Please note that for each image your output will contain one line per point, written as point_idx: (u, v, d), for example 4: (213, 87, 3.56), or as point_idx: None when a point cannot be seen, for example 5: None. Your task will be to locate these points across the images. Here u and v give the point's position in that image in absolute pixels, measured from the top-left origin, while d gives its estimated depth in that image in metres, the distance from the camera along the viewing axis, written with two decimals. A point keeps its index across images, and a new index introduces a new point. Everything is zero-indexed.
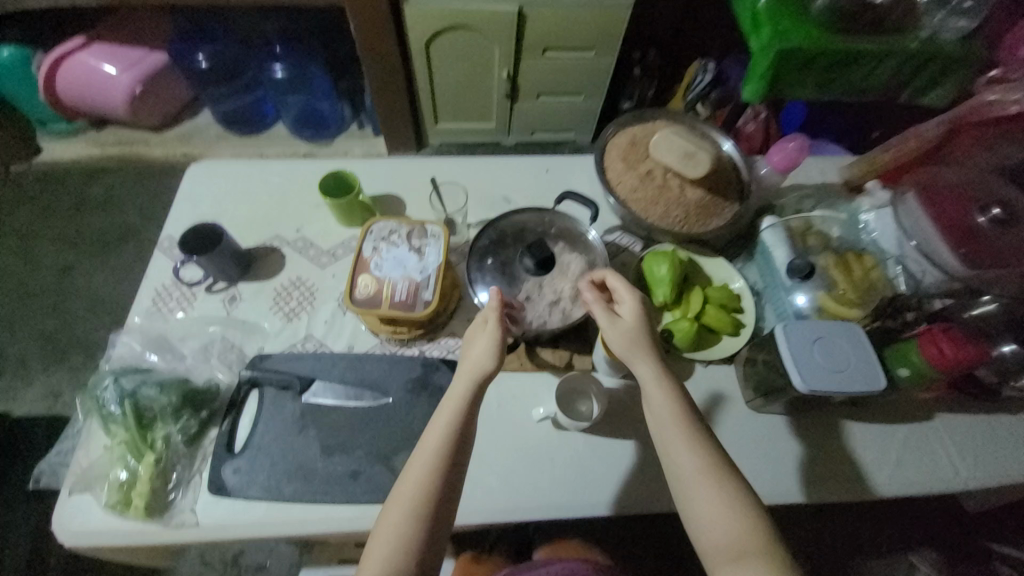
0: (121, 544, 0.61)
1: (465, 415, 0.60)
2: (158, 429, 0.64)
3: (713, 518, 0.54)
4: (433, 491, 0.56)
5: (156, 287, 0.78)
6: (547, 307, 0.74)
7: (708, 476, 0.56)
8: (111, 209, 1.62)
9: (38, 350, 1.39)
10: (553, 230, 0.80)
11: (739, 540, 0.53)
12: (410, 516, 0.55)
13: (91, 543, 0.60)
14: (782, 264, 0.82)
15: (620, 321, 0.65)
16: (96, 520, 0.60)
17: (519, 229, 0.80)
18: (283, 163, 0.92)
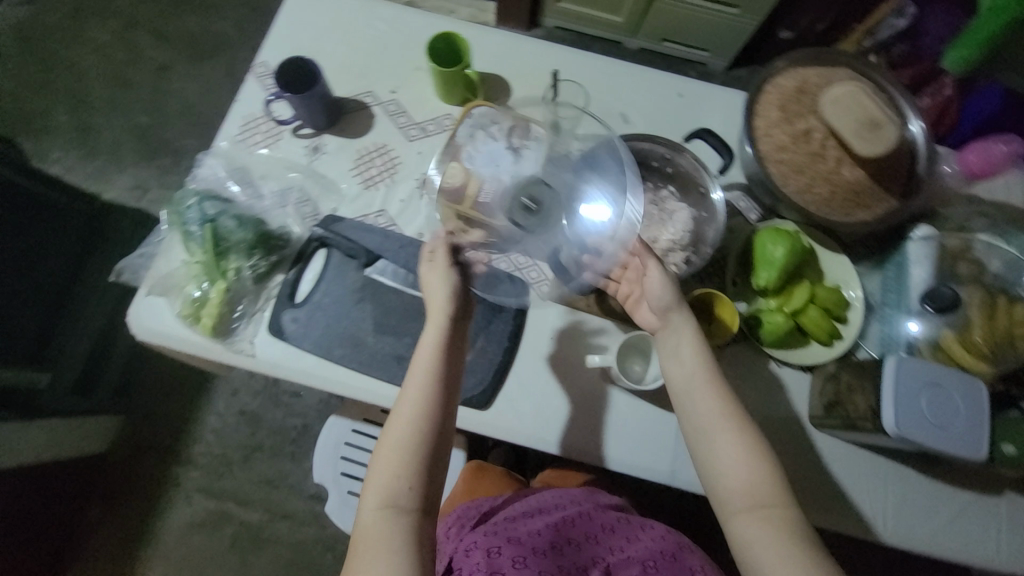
0: (185, 351, 0.66)
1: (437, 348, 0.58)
2: (230, 260, 0.65)
3: (735, 472, 0.55)
4: (422, 428, 0.54)
5: (245, 116, 0.75)
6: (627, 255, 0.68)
7: (744, 443, 0.56)
8: (211, 13, 1.56)
9: (133, 141, 1.46)
10: (668, 171, 0.71)
11: (762, 491, 0.54)
12: (405, 433, 0.54)
13: (162, 342, 0.65)
14: (914, 285, 0.70)
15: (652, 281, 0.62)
16: (167, 325, 0.65)
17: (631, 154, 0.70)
18: (392, 9, 0.81)
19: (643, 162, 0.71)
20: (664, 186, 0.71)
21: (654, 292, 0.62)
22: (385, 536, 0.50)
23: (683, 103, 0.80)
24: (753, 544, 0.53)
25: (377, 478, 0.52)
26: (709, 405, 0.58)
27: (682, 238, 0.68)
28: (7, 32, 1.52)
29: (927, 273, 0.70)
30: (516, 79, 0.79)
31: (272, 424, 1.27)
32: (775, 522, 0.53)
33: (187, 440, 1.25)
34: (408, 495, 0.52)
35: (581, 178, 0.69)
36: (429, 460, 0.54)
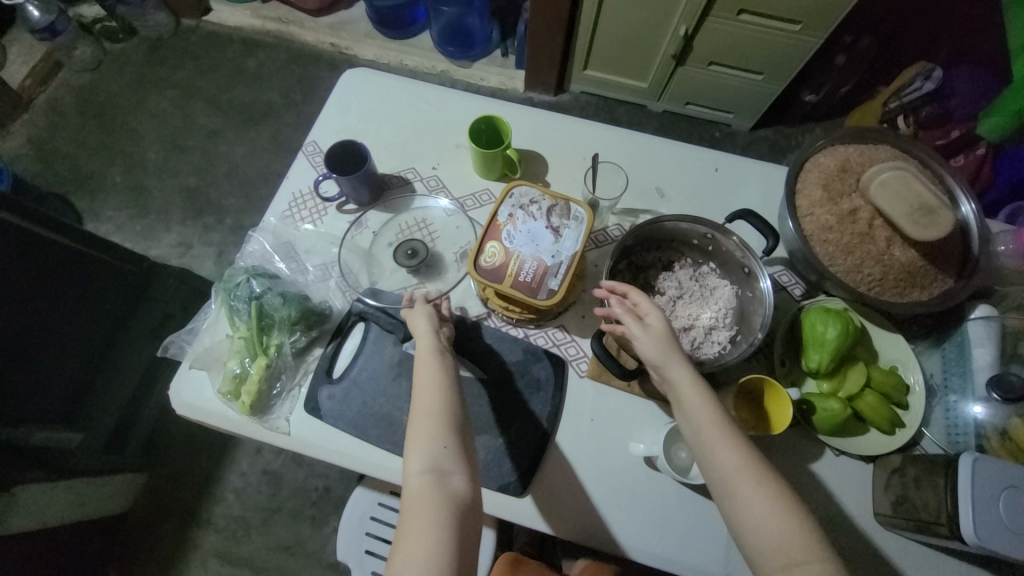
0: (222, 426, 0.66)
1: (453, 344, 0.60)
2: (273, 336, 0.66)
3: (758, 524, 0.49)
4: (451, 407, 0.55)
5: (293, 192, 0.79)
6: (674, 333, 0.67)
7: (752, 473, 0.51)
8: (261, 84, 1.69)
9: (180, 201, 1.54)
10: (710, 248, 0.70)
11: (789, 545, 0.48)
12: (440, 415, 0.54)
13: (200, 418, 0.65)
14: (980, 370, 0.65)
15: (651, 328, 0.59)
16: (207, 400, 0.65)
17: (669, 230, 0.70)
18: (434, 91, 0.86)
19: (683, 239, 0.71)
20: (704, 263, 0.71)
21: (642, 349, 0.58)
22: (427, 514, 0.48)
23: (719, 177, 0.80)
24: None
25: (415, 449, 0.52)
26: (703, 417, 0.54)
27: (726, 315, 0.68)
28: (76, 102, 1.66)
29: (991, 356, 0.65)
30: (552, 156, 0.81)
31: (294, 484, 1.24)
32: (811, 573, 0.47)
33: (209, 500, 1.23)
34: (444, 456, 0.52)
35: (619, 256, 0.69)
36: (462, 432, 0.54)
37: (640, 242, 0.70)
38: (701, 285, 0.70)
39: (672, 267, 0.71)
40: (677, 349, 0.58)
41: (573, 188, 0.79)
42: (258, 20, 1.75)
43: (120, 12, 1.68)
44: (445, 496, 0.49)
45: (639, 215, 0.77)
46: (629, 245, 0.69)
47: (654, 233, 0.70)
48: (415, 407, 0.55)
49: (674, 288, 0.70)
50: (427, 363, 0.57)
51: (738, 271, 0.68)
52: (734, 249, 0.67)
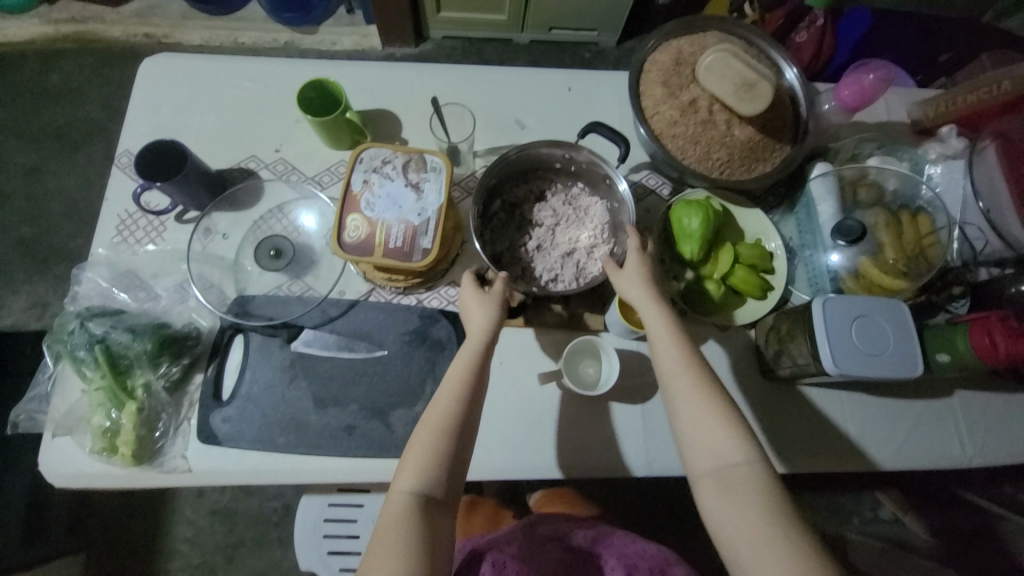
0: (110, 486, 0.60)
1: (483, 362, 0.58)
2: (136, 376, 0.60)
3: (708, 439, 0.53)
4: (458, 422, 0.54)
5: (118, 214, 0.69)
6: (559, 258, 0.68)
7: (712, 392, 0.55)
8: (73, 100, 1.44)
9: (18, 256, 1.32)
10: (574, 168, 0.70)
11: (732, 452, 0.52)
12: (441, 434, 0.53)
13: (81, 485, 0.59)
14: (826, 222, 0.72)
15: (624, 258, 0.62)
16: (83, 465, 0.59)
17: (529, 159, 0.69)
18: (252, 66, 0.76)
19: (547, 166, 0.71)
20: (573, 183, 0.71)
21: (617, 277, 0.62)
22: (398, 530, 0.49)
23: (574, 96, 0.80)
24: (727, 513, 0.49)
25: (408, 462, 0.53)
26: (660, 333, 0.58)
27: (604, 230, 0.69)
28: None
29: (834, 208, 0.72)
30: (403, 110, 0.76)
31: (250, 513, 1.19)
32: (752, 486, 0.50)
33: (161, 558, 1.15)
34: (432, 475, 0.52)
35: (489, 199, 0.69)
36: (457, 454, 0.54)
37: (505, 179, 0.69)
38: (574, 205, 0.70)
39: (546, 198, 0.71)
40: (647, 276, 0.61)
41: (432, 138, 0.75)
42: (44, 24, 1.46)
43: None
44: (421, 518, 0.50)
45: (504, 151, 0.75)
46: (495, 184, 0.68)
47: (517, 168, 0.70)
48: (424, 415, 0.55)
49: (553, 217, 0.70)
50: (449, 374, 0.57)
51: (603, 184, 0.69)
52: (591, 163, 0.67)
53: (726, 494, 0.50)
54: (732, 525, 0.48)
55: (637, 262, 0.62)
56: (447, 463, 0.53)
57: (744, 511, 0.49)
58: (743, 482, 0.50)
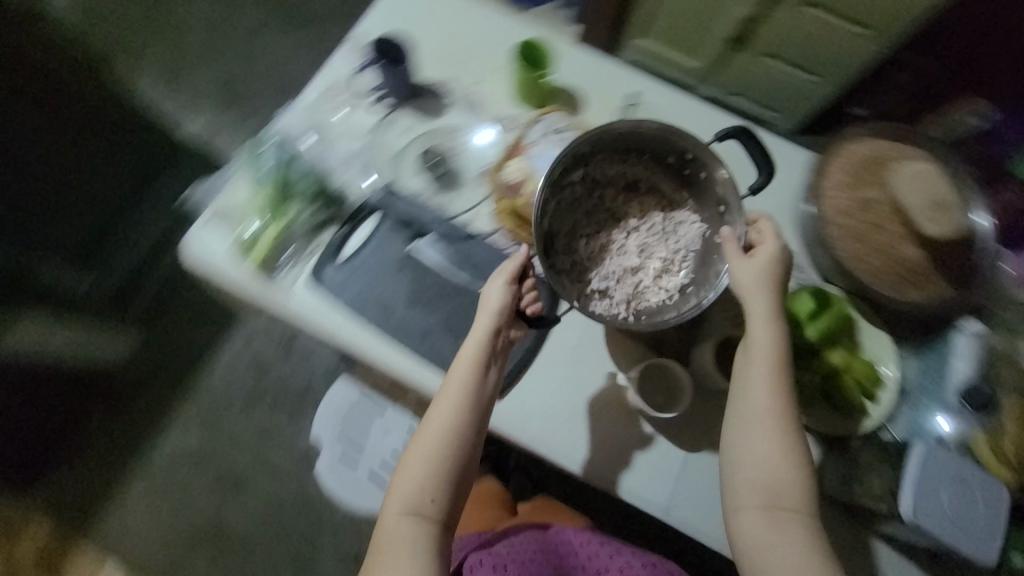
0: (228, 280, 0.69)
1: (481, 378, 0.60)
2: (292, 204, 0.69)
3: (761, 463, 0.59)
4: (457, 437, 0.58)
5: (330, 77, 0.78)
6: (625, 255, 0.70)
7: (778, 426, 0.59)
8: None
9: (215, 84, 1.53)
10: (686, 171, 0.69)
11: (782, 488, 0.58)
12: (438, 451, 0.57)
13: (210, 268, 0.68)
14: (956, 380, 0.68)
15: (754, 259, 0.63)
16: (219, 253, 0.68)
17: (638, 138, 0.67)
18: (478, 8, 0.82)
19: (659, 157, 0.70)
20: (676, 189, 0.71)
21: (738, 270, 0.63)
22: (405, 541, 0.55)
23: (751, 151, 0.80)
24: (764, 536, 0.57)
25: (407, 485, 0.57)
26: (759, 351, 0.61)
27: (686, 257, 0.69)
28: None
29: (969, 370, 0.68)
30: (589, 100, 0.80)
31: (279, 376, 1.29)
32: (791, 526, 0.57)
33: (196, 374, 1.28)
34: (430, 495, 0.57)
35: (573, 163, 0.67)
36: (462, 467, 0.58)
37: (601, 151, 0.68)
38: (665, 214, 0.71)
39: (637, 189, 0.72)
40: (772, 286, 0.62)
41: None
42: None
43: None
44: (430, 527, 0.56)
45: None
46: (587, 152, 0.67)
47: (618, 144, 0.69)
48: (425, 428, 0.59)
49: (637, 218, 0.71)
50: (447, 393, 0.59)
51: (713, 206, 0.68)
52: (712, 179, 0.66)
53: (778, 523, 0.57)
54: (770, 549, 0.57)
55: (768, 261, 0.63)
56: (447, 477, 0.57)
57: (780, 541, 0.57)
58: (791, 515, 0.58)
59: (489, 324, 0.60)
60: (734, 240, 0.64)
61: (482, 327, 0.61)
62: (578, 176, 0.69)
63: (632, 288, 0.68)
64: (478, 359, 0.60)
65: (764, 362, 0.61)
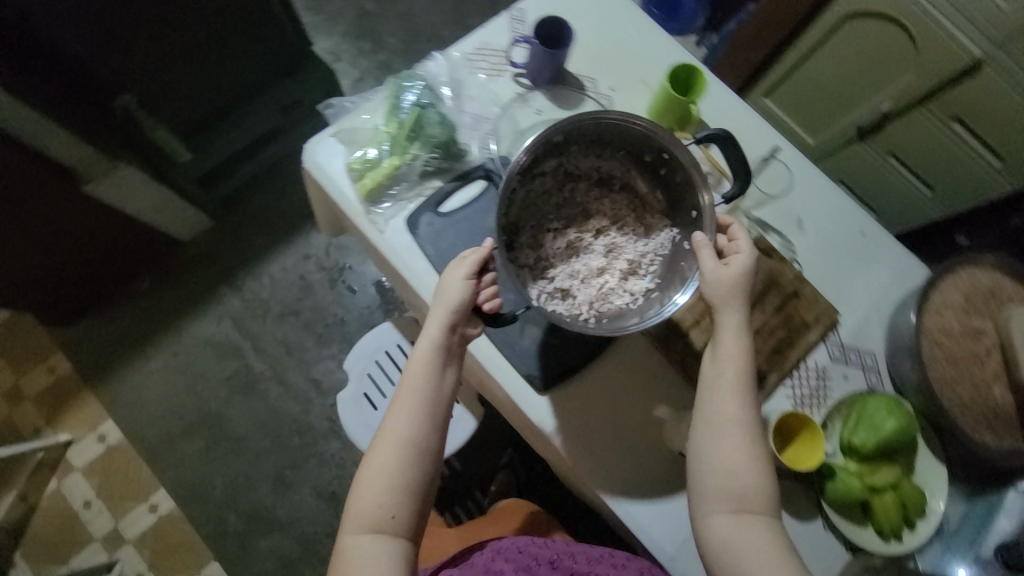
0: (332, 194, 0.71)
1: (436, 373, 0.62)
2: (415, 146, 0.71)
3: (728, 458, 0.60)
4: (416, 438, 0.61)
5: (483, 40, 0.80)
6: (591, 256, 0.72)
7: (740, 428, 0.60)
8: None
9: (351, 14, 1.60)
10: (660, 172, 0.71)
11: (748, 496, 0.59)
12: (395, 460, 0.60)
13: (320, 178, 0.71)
14: (995, 534, 0.63)
15: (723, 268, 0.64)
16: (334, 167, 0.71)
17: (615, 134, 0.69)
18: (644, 16, 0.82)
19: (635, 155, 0.72)
20: (649, 191, 0.73)
21: (715, 280, 0.64)
22: (367, 552, 0.58)
23: (862, 242, 0.78)
24: (734, 534, 0.58)
25: (364, 501, 0.59)
26: (727, 364, 0.62)
27: (652, 261, 0.71)
28: None
29: (1014, 528, 0.62)
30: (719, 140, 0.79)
31: (319, 300, 1.33)
32: (757, 526, 0.58)
33: (247, 272, 1.33)
34: (391, 507, 0.59)
35: (547, 155, 0.69)
36: (424, 468, 0.61)
37: (577, 144, 0.70)
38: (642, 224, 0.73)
39: (609, 186, 0.74)
40: (740, 297, 0.63)
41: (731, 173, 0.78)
42: None
43: None
44: (393, 537, 0.59)
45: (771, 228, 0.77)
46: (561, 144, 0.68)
47: (594, 138, 0.71)
48: (384, 435, 0.61)
49: (608, 216, 0.74)
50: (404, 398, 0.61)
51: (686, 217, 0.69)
52: (688, 188, 0.67)
53: (736, 515, 0.58)
54: (744, 555, 0.57)
55: (740, 268, 0.64)
56: (407, 486, 0.60)
57: (750, 537, 0.58)
58: (755, 505, 0.59)
59: (443, 320, 0.63)
60: (710, 247, 0.64)
61: (436, 320, 0.63)
62: (551, 167, 0.71)
63: (596, 290, 0.70)
64: (432, 355, 0.62)
65: (731, 366, 0.62)
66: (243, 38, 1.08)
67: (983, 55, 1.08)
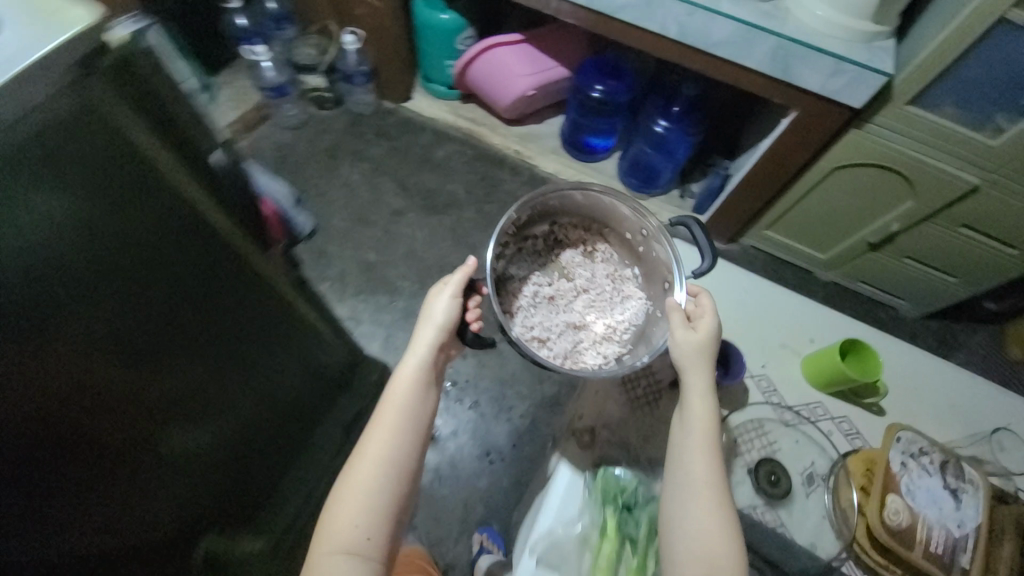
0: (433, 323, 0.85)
1: (412, 393, 0.81)
2: (535, 283, 1.14)
3: (694, 506, 0.73)
4: (396, 454, 0.78)
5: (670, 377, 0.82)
6: (573, 312, 1.13)
7: (711, 474, 0.75)
8: (446, 176, 1.80)
9: (356, 273, 1.59)
10: (636, 248, 1.08)
11: (714, 542, 0.70)
12: (373, 473, 0.76)
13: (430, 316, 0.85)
14: None
15: (692, 332, 0.82)
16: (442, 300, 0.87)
17: (594, 205, 1.04)
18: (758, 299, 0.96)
19: (620, 235, 1.09)
20: (630, 267, 1.11)
21: (687, 343, 0.81)
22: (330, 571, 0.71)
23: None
24: (692, 546, 0.71)
25: (343, 515, 0.74)
26: (700, 410, 0.77)
27: (626, 330, 1.08)
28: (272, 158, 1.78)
29: None
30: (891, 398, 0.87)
31: None
32: (722, 549, 0.70)
33: None
34: (364, 529, 0.73)
35: (547, 220, 1.11)
36: (393, 490, 0.76)
37: (571, 223, 1.12)
38: (619, 275, 1.12)
39: (591, 249, 1.13)
40: (704, 362, 0.81)
41: None
42: (454, 117, 1.88)
43: (336, 86, 1.82)
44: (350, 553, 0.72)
45: (987, 465, 0.83)
46: (554, 220, 1.11)
47: (582, 216, 1.11)
48: (361, 450, 0.78)
49: (588, 285, 1.14)
50: (387, 412, 0.80)
51: (658, 285, 1.04)
52: (659, 267, 1.02)
53: (705, 551, 0.70)
54: (697, 558, 0.70)
55: (708, 334, 0.82)
56: (384, 500, 0.75)
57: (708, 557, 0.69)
58: (720, 538, 0.70)
59: (433, 336, 0.85)
60: (681, 316, 0.84)
61: (422, 348, 0.85)
62: (544, 231, 1.12)
63: (571, 344, 1.10)
64: (417, 370, 0.83)
65: (698, 409, 0.78)
66: (261, 340, 0.85)
67: (975, 184, 1.20)
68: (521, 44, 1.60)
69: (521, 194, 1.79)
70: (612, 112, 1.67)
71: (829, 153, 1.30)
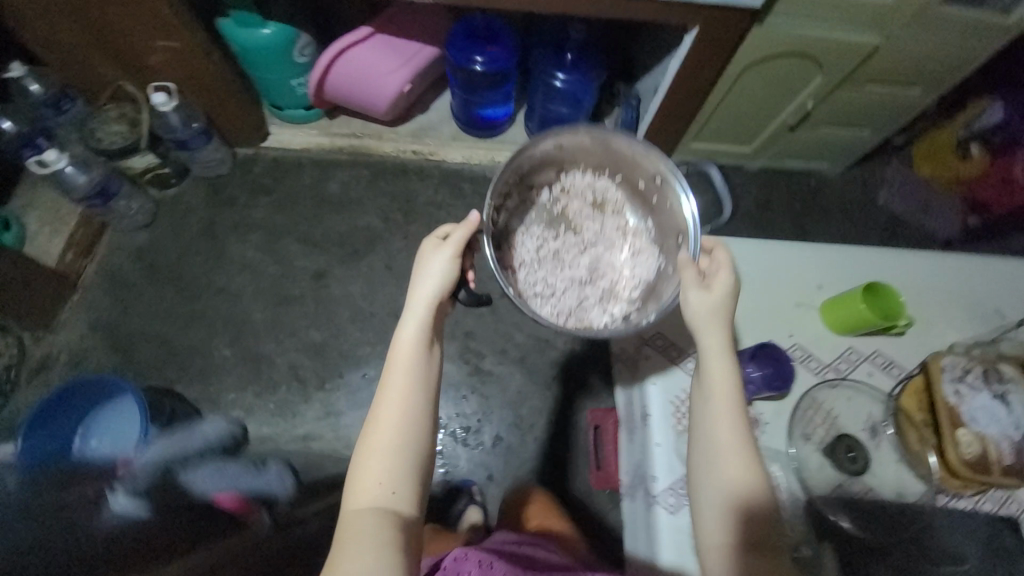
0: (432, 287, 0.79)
1: (414, 365, 0.76)
2: (542, 238, 1.09)
3: (717, 435, 0.74)
4: (415, 421, 0.73)
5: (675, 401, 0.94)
6: (578, 268, 1.09)
7: (732, 408, 0.74)
8: (353, 210, 1.57)
9: (308, 360, 1.39)
10: (651, 200, 1.03)
11: (746, 485, 0.71)
12: (394, 450, 0.71)
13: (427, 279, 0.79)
14: None
15: (707, 289, 0.78)
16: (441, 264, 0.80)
17: (606, 148, 0.98)
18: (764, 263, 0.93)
19: (632, 183, 1.04)
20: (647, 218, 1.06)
21: (698, 295, 0.78)
22: (366, 530, 0.65)
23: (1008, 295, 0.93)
24: (727, 478, 0.71)
25: (370, 485, 0.69)
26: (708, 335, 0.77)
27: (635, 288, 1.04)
28: (139, 271, 1.45)
29: None
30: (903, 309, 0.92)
31: None
32: (754, 495, 0.70)
33: None
34: (393, 495, 0.69)
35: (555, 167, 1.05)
36: (415, 472, 0.71)
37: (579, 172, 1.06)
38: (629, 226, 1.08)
39: (602, 204, 1.09)
40: (721, 317, 0.77)
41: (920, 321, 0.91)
42: (330, 139, 1.60)
43: (173, 155, 1.46)
44: (390, 518, 0.67)
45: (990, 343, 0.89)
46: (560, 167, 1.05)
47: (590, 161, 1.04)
48: (377, 414, 0.73)
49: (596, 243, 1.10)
50: (393, 377, 0.75)
51: (670, 238, 0.99)
52: (670, 218, 0.97)
53: (740, 503, 0.70)
54: (734, 491, 0.71)
55: (724, 286, 0.78)
56: (410, 457, 0.71)
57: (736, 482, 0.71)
58: (750, 482, 0.71)
59: (430, 297, 0.79)
60: (693, 270, 0.80)
61: (418, 309, 0.79)
62: (551, 178, 1.06)
63: (577, 301, 1.06)
64: (417, 333, 0.77)
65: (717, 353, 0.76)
66: None
67: (876, 41, 1.20)
68: (375, 36, 1.34)
69: (442, 199, 1.61)
70: (504, 81, 1.47)
71: (738, 55, 1.25)
